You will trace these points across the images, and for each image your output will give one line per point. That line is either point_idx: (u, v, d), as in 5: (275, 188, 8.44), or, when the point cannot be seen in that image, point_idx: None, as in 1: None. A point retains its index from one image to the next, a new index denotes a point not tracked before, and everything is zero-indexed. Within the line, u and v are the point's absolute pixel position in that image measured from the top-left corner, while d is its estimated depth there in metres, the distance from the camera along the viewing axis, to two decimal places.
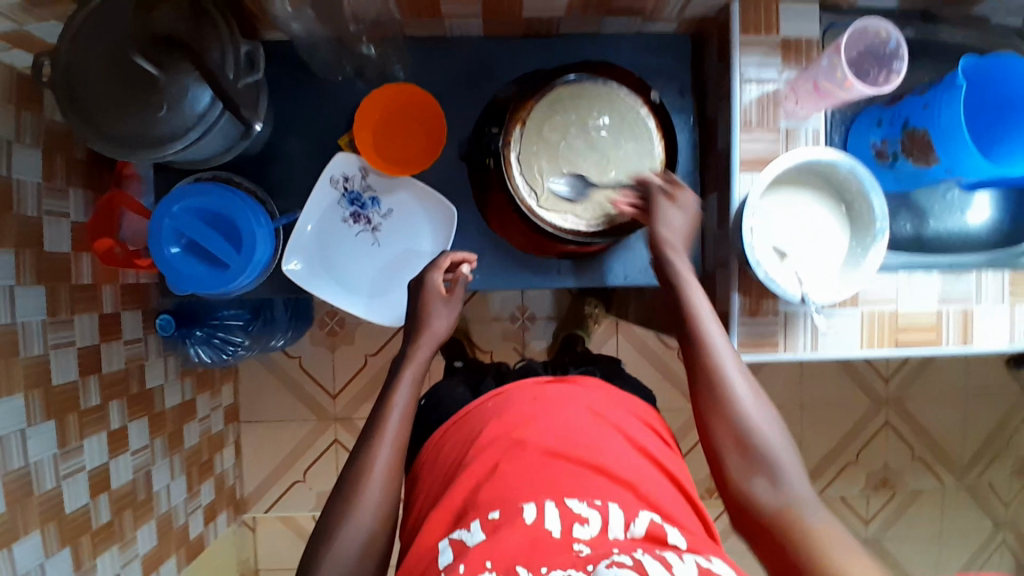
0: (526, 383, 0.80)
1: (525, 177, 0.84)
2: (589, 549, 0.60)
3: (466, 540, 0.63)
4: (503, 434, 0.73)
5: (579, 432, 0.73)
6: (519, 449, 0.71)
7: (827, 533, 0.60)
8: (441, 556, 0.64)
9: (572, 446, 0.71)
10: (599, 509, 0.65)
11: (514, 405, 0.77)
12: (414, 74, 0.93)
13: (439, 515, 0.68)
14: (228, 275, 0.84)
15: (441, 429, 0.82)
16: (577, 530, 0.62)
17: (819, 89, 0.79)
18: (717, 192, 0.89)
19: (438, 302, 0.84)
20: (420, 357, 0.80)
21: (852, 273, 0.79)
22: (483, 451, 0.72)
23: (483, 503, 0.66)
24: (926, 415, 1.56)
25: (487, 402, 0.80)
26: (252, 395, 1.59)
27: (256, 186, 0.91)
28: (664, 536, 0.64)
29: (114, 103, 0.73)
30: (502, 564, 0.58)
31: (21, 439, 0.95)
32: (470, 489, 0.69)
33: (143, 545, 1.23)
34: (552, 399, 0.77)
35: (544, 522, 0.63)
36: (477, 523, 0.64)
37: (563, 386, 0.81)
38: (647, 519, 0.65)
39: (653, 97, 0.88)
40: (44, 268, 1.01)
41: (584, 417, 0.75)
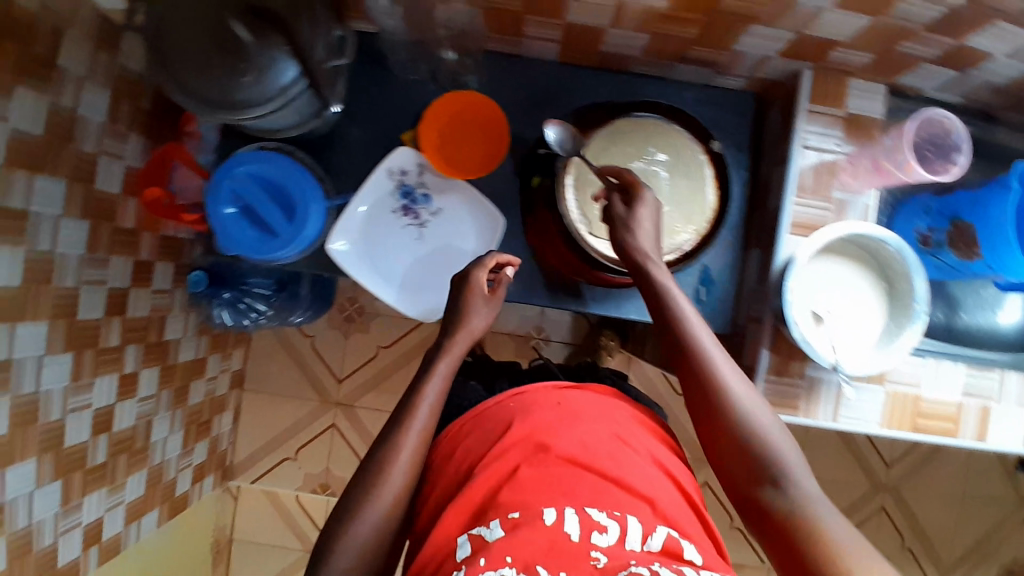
0: (546, 387, 0.80)
1: (578, 203, 0.87)
2: (606, 559, 0.61)
3: (485, 537, 0.64)
4: (521, 433, 0.73)
5: (596, 443, 0.73)
6: (539, 453, 0.71)
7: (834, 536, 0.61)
8: (460, 551, 0.65)
9: (595, 458, 0.71)
10: (619, 519, 0.65)
11: (534, 406, 0.77)
12: (485, 83, 0.96)
13: (456, 513, 0.68)
14: (276, 243, 0.86)
15: (455, 426, 0.81)
16: (596, 538, 0.63)
17: (881, 168, 0.83)
18: (760, 249, 0.90)
19: (479, 300, 0.84)
20: (455, 351, 0.81)
21: (885, 351, 0.80)
22: (501, 445, 0.72)
23: (503, 502, 0.67)
24: (920, 507, 1.54)
25: (504, 402, 0.80)
26: (260, 365, 1.61)
27: (314, 162, 0.93)
28: (680, 552, 0.65)
29: (203, 60, 0.75)
30: (521, 562, 0.60)
31: (37, 366, 0.97)
32: (489, 486, 0.69)
33: (130, 493, 1.24)
34: (576, 406, 0.77)
35: (563, 526, 0.63)
36: (497, 521, 0.65)
37: (585, 393, 0.81)
38: (665, 533, 0.66)
39: (714, 146, 0.89)
40: (91, 205, 1.04)
41: (606, 430, 0.75)
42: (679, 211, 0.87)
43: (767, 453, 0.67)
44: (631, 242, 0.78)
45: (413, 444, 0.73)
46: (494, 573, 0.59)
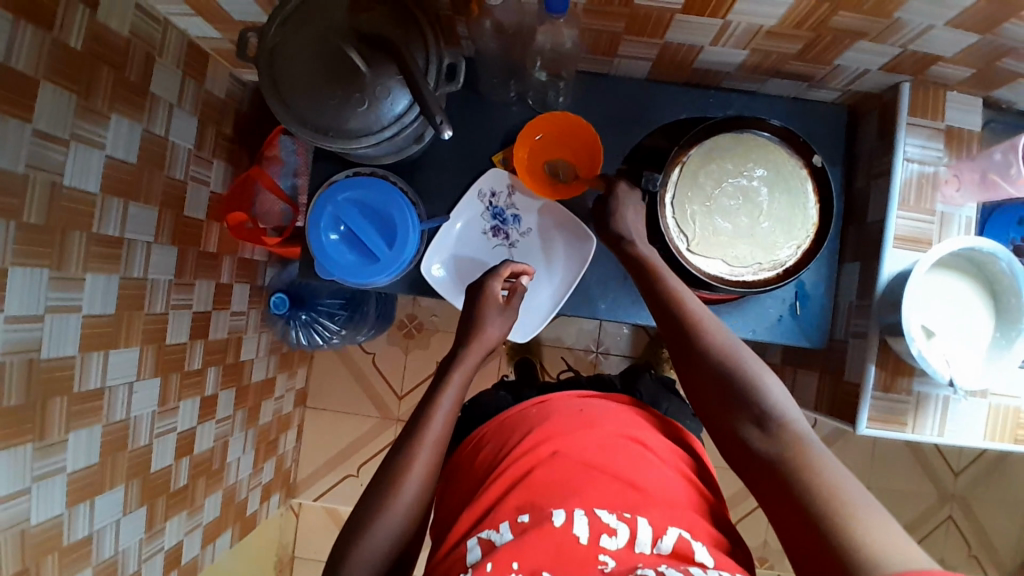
0: (567, 395, 0.84)
1: (676, 220, 0.87)
2: (614, 562, 0.62)
3: (495, 540, 0.66)
4: (538, 438, 0.76)
5: (607, 447, 0.74)
6: (548, 454, 0.74)
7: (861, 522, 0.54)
8: (470, 555, 0.66)
9: (603, 458, 0.73)
10: (628, 521, 0.66)
11: (557, 413, 0.80)
12: (574, 102, 0.96)
13: (469, 516, 0.71)
14: (374, 269, 0.86)
15: (480, 435, 0.84)
16: (604, 541, 0.64)
17: (986, 181, 0.82)
18: (859, 263, 0.90)
19: (494, 310, 0.85)
20: (466, 364, 0.80)
21: (997, 364, 0.80)
22: (515, 451, 0.76)
23: (514, 505, 0.69)
24: (990, 518, 1.52)
25: (528, 409, 0.84)
26: (322, 381, 1.61)
27: (408, 185, 0.94)
28: (691, 554, 0.64)
29: (320, 92, 0.77)
30: (527, 567, 0.61)
31: (129, 393, 0.98)
32: (502, 490, 0.72)
33: (207, 514, 1.25)
34: (597, 411, 0.80)
35: (572, 528, 0.65)
36: (506, 525, 0.67)
37: (606, 401, 0.83)
38: (676, 535, 0.65)
39: (815, 160, 0.87)
40: (179, 229, 1.06)
41: (613, 435, 0.76)
42: (779, 226, 0.87)
43: (792, 440, 0.63)
44: (640, 250, 0.82)
45: (436, 444, 0.73)
46: None
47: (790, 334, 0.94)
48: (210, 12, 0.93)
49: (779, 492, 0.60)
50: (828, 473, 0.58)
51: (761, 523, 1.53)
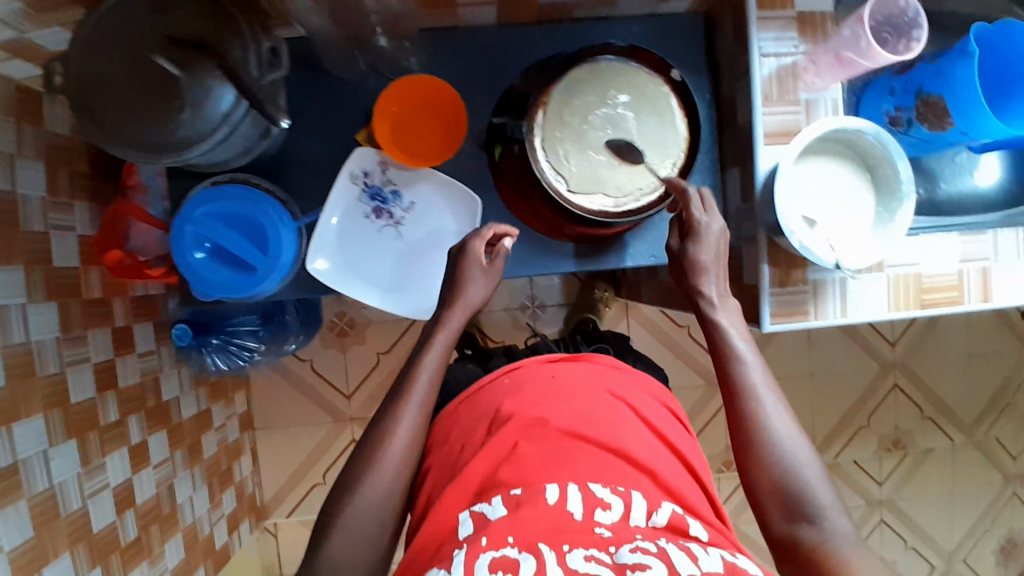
0: (537, 361, 0.83)
1: (551, 162, 0.84)
2: (611, 533, 0.62)
3: (488, 515, 0.66)
4: (514, 411, 0.74)
5: (595, 416, 0.74)
6: (538, 429, 0.72)
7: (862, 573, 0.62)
8: (462, 529, 0.66)
9: (591, 429, 0.72)
10: (622, 495, 0.66)
11: (531, 382, 0.79)
12: (428, 64, 0.92)
13: (456, 492, 0.69)
14: (255, 279, 0.83)
15: (449, 408, 0.83)
16: (599, 515, 0.64)
17: (841, 60, 0.82)
18: (739, 167, 0.90)
19: (477, 269, 0.84)
20: (451, 326, 0.81)
21: (881, 237, 0.80)
22: (500, 427, 0.73)
23: (504, 479, 0.68)
24: (932, 377, 1.58)
25: (501, 378, 0.82)
26: (266, 399, 1.57)
27: (274, 185, 0.89)
28: (686, 528, 0.66)
29: (136, 105, 0.71)
30: (524, 542, 0.60)
31: (44, 461, 0.93)
32: (490, 466, 0.70)
33: (170, 560, 1.21)
34: (568, 381, 0.79)
35: (566, 504, 0.64)
36: (499, 499, 0.66)
37: (575, 364, 0.82)
38: (670, 509, 0.67)
39: (674, 75, 0.88)
40: (56, 282, 0.99)
41: (598, 399, 0.77)
42: (653, 148, 0.87)
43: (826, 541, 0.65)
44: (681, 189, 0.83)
45: (411, 419, 0.74)
46: (495, 552, 0.59)
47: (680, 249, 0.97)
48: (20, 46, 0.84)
49: None
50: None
51: (721, 432, 1.57)
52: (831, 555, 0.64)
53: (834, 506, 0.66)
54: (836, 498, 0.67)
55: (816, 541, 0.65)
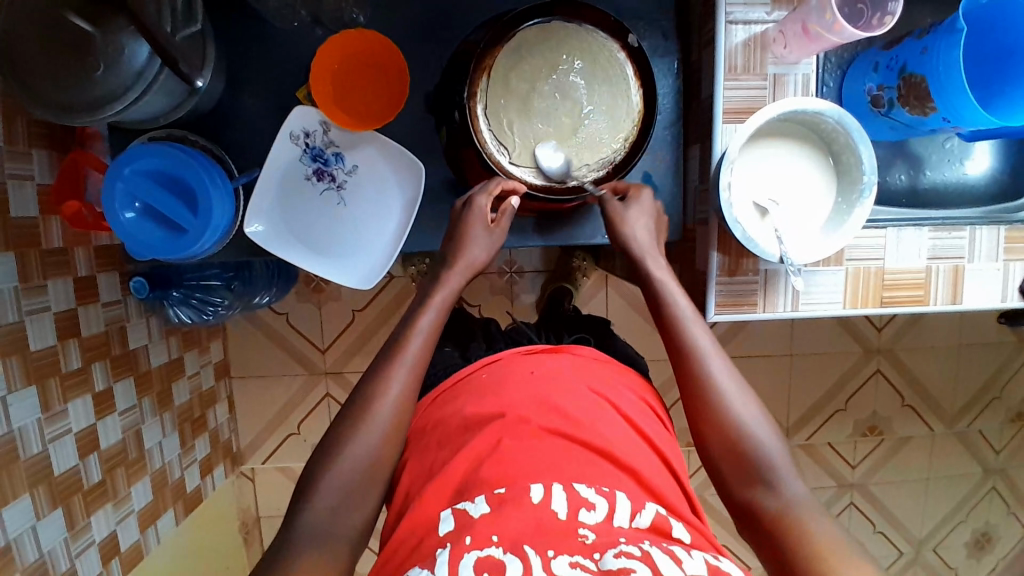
0: (518, 353, 0.77)
1: (494, 131, 0.81)
2: (595, 535, 0.58)
3: (470, 513, 0.61)
4: (497, 409, 0.68)
5: (579, 411, 0.69)
6: (520, 426, 0.66)
7: (822, 537, 0.58)
8: (442, 526, 0.61)
9: (574, 427, 0.67)
10: (607, 496, 0.61)
11: (510, 377, 0.73)
12: (377, 18, 0.88)
13: (436, 491, 0.64)
14: (187, 241, 0.81)
15: (427, 401, 0.77)
16: (583, 516, 0.59)
17: (807, 32, 0.74)
18: (700, 144, 0.85)
19: (479, 229, 0.78)
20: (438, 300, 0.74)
21: (834, 231, 0.77)
22: (479, 425, 0.68)
23: (486, 477, 0.62)
24: (918, 365, 1.53)
25: (478, 370, 0.76)
26: (243, 350, 1.59)
27: (212, 143, 0.87)
28: (669, 530, 0.62)
29: (47, 62, 0.68)
30: (508, 541, 0.57)
31: (3, 407, 0.91)
32: (468, 466, 0.65)
33: (138, 501, 1.22)
34: (549, 375, 0.72)
35: (550, 504, 0.60)
36: (482, 497, 0.61)
37: (557, 355, 0.77)
38: (654, 510, 0.63)
39: (632, 40, 0.82)
40: (10, 233, 0.93)
41: (583, 394, 0.71)
42: (604, 120, 0.82)
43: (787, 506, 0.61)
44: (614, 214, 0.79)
45: (399, 385, 0.68)
46: (479, 553, 0.56)
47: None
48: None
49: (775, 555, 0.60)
50: (825, 537, 0.58)
51: None
52: (796, 522, 0.60)
53: (793, 471, 0.63)
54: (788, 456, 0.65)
55: (771, 503, 0.62)
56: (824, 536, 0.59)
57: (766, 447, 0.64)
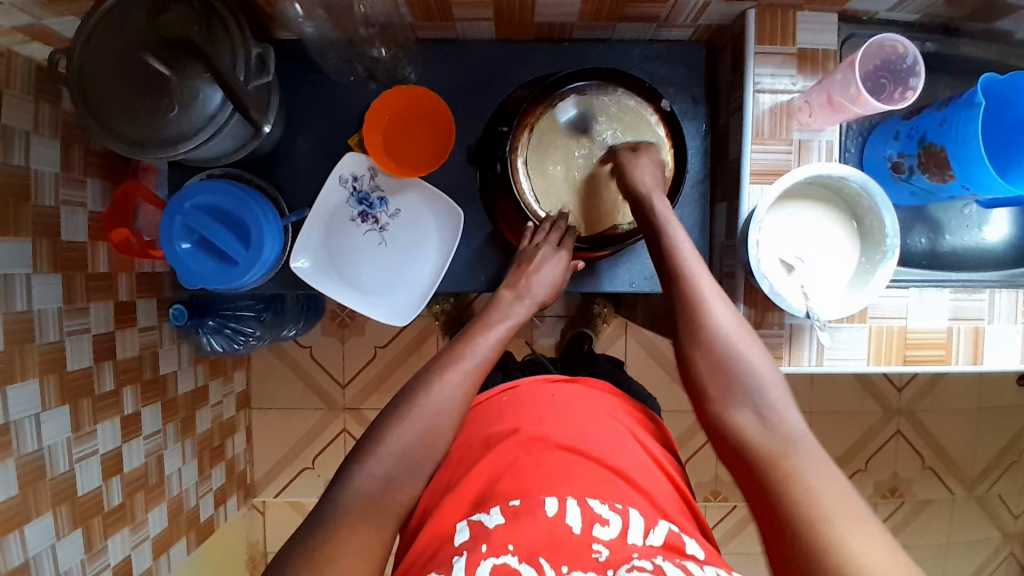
0: (536, 380, 0.79)
1: (532, 183, 0.86)
2: (608, 552, 0.59)
3: (485, 524, 0.62)
4: (513, 427, 0.71)
5: (595, 434, 0.71)
6: (537, 444, 0.69)
7: (815, 474, 0.60)
8: (458, 536, 0.62)
9: (590, 446, 0.69)
10: (620, 513, 0.63)
11: (530, 403, 0.75)
12: (425, 74, 0.94)
13: (452, 501, 0.66)
14: (238, 272, 0.85)
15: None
16: (597, 531, 0.61)
17: (833, 103, 0.78)
18: (726, 202, 0.89)
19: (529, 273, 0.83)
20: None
21: (861, 289, 0.79)
22: (500, 442, 0.70)
23: (502, 491, 0.64)
24: (936, 426, 1.53)
25: (499, 397, 0.78)
26: (264, 382, 1.62)
27: (265, 181, 0.93)
28: (683, 547, 0.62)
29: (126, 101, 0.75)
30: (524, 551, 0.58)
31: (35, 424, 0.93)
32: (485, 482, 0.67)
33: (153, 527, 1.21)
34: (569, 403, 0.75)
35: (565, 517, 0.61)
36: (497, 508, 0.62)
37: (575, 384, 0.79)
38: (666, 528, 0.63)
39: (664, 104, 0.87)
40: (61, 255, 0.97)
41: (598, 418, 0.74)
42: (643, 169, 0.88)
43: (779, 435, 0.64)
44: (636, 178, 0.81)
45: None
46: (496, 560, 0.57)
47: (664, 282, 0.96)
48: (42, 34, 0.85)
49: (761, 486, 0.62)
50: (813, 476, 0.60)
51: (709, 460, 1.53)
52: (786, 458, 0.62)
53: (786, 403, 0.67)
54: (783, 389, 0.68)
55: (764, 439, 0.64)
56: (817, 475, 0.61)
57: (767, 390, 0.67)
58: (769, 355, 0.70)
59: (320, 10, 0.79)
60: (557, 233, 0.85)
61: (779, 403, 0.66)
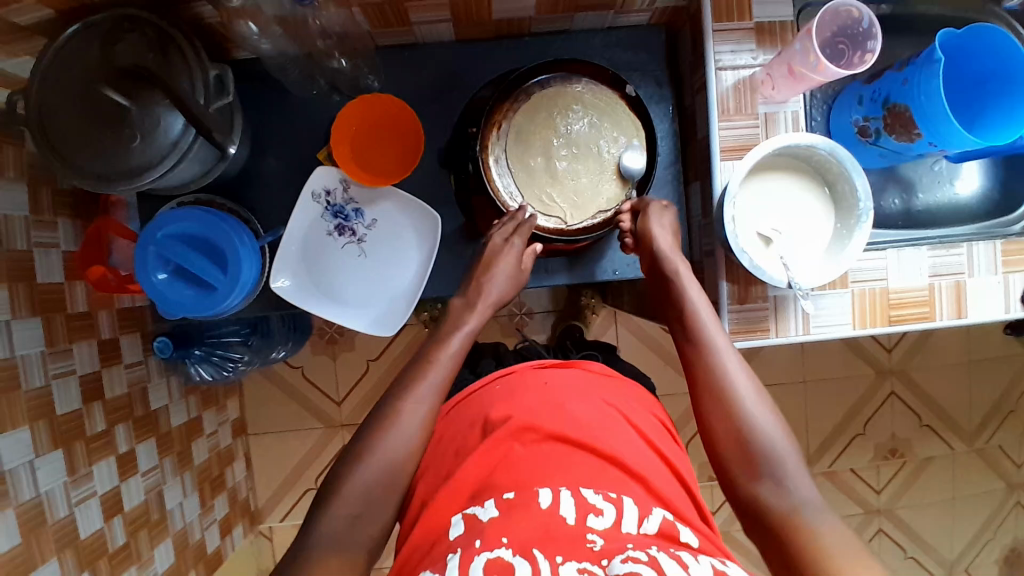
0: (531, 366, 0.79)
1: (507, 179, 0.85)
2: (603, 541, 0.59)
3: (479, 517, 0.62)
4: (505, 414, 0.71)
5: (590, 420, 0.71)
6: (530, 434, 0.69)
7: (830, 535, 0.61)
8: (452, 530, 0.63)
9: (583, 433, 0.69)
10: (614, 502, 0.63)
11: (523, 389, 0.75)
12: (388, 82, 0.94)
13: (449, 494, 0.66)
14: (217, 298, 0.84)
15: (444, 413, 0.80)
16: (591, 521, 0.61)
17: (794, 73, 0.78)
18: (700, 181, 0.89)
19: (508, 264, 0.82)
20: (466, 330, 0.78)
21: (838, 254, 0.80)
22: (493, 432, 0.70)
23: (497, 484, 0.65)
24: (930, 384, 1.55)
25: (494, 384, 0.78)
26: (258, 407, 1.60)
27: (238, 205, 0.92)
28: (677, 535, 0.62)
29: (86, 135, 0.73)
30: (518, 544, 0.57)
31: (30, 471, 0.91)
32: (483, 472, 0.67)
33: (160, 564, 1.20)
34: (562, 389, 0.75)
35: (559, 509, 0.61)
36: (491, 501, 0.63)
37: (565, 368, 0.79)
38: (661, 516, 0.63)
39: (629, 91, 0.87)
40: (38, 299, 0.96)
41: (594, 405, 0.73)
42: (626, 153, 0.86)
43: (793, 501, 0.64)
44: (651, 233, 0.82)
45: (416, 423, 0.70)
46: (490, 554, 0.57)
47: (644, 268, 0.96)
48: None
49: (781, 549, 0.63)
50: (830, 539, 0.61)
51: None
52: (803, 522, 0.63)
53: (801, 471, 0.67)
54: (799, 460, 0.68)
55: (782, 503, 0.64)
56: (834, 539, 0.61)
57: (777, 448, 0.68)
58: (783, 423, 0.70)
59: (275, 25, 0.76)
60: (514, 224, 0.84)
61: (796, 471, 0.66)
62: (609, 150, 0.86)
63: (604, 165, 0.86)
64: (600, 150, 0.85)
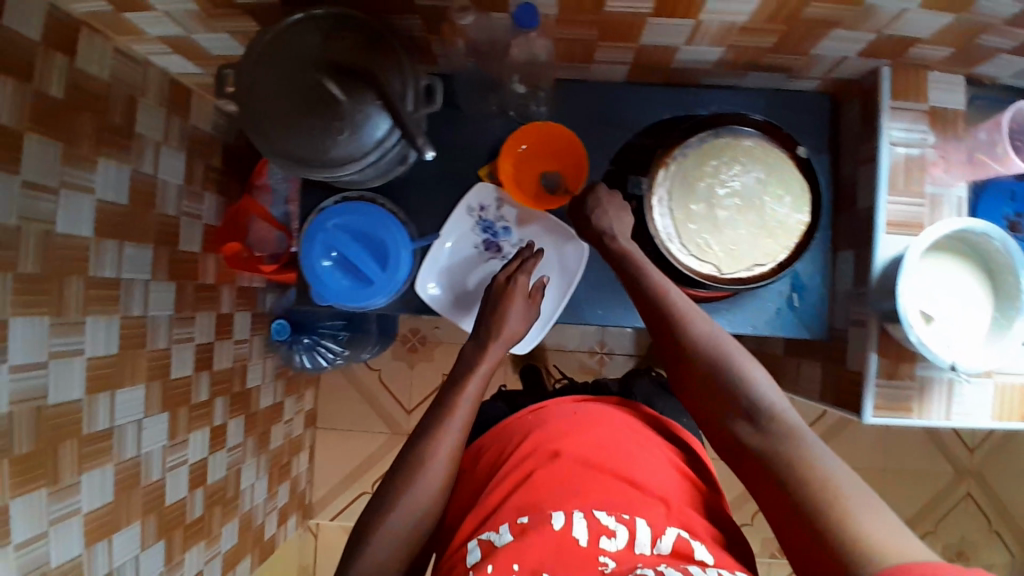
0: (563, 403, 0.84)
1: (669, 219, 0.87)
2: (615, 562, 0.62)
3: (495, 541, 0.65)
4: (529, 445, 0.76)
5: (616, 447, 0.75)
6: (553, 458, 0.74)
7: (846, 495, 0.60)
8: (470, 556, 0.66)
9: (601, 457, 0.74)
10: (627, 523, 0.66)
11: (555, 419, 0.81)
12: (555, 111, 0.98)
13: (473, 521, 0.70)
14: (370, 291, 0.87)
15: (480, 445, 0.84)
16: (603, 542, 0.64)
17: (974, 161, 0.86)
18: (854, 250, 0.90)
19: (520, 300, 0.85)
20: (480, 368, 0.80)
21: (998, 342, 0.81)
22: (522, 458, 0.75)
23: (516, 506, 0.68)
24: (1009, 491, 1.51)
25: (527, 416, 0.84)
26: (329, 401, 1.63)
27: (396, 206, 0.96)
28: (691, 552, 0.64)
29: (297, 122, 0.77)
30: (529, 566, 0.61)
31: (137, 429, 0.91)
32: (506, 492, 0.71)
33: (225, 542, 1.19)
34: (590, 416, 0.80)
35: (572, 530, 0.64)
36: (505, 526, 0.66)
37: (596, 403, 0.84)
38: (675, 535, 0.66)
39: (800, 152, 0.90)
40: (176, 263, 0.99)
41: (619, 433, 0.78)
42: (788, 212, 0.88)
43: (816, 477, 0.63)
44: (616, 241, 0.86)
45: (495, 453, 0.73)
46: None
47: (779, 326, 0.96)
48: (188, 49, 0.87)
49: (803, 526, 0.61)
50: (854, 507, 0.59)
51: None
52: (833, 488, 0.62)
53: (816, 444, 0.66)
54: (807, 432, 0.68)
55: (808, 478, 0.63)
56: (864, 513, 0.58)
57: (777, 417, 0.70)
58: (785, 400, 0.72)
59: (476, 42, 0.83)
60: (517, 263, 0.89)
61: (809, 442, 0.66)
62: (772, 207, 0.88)
63: (766, 222, 0.88)
64: (764, 205, 0.87)
